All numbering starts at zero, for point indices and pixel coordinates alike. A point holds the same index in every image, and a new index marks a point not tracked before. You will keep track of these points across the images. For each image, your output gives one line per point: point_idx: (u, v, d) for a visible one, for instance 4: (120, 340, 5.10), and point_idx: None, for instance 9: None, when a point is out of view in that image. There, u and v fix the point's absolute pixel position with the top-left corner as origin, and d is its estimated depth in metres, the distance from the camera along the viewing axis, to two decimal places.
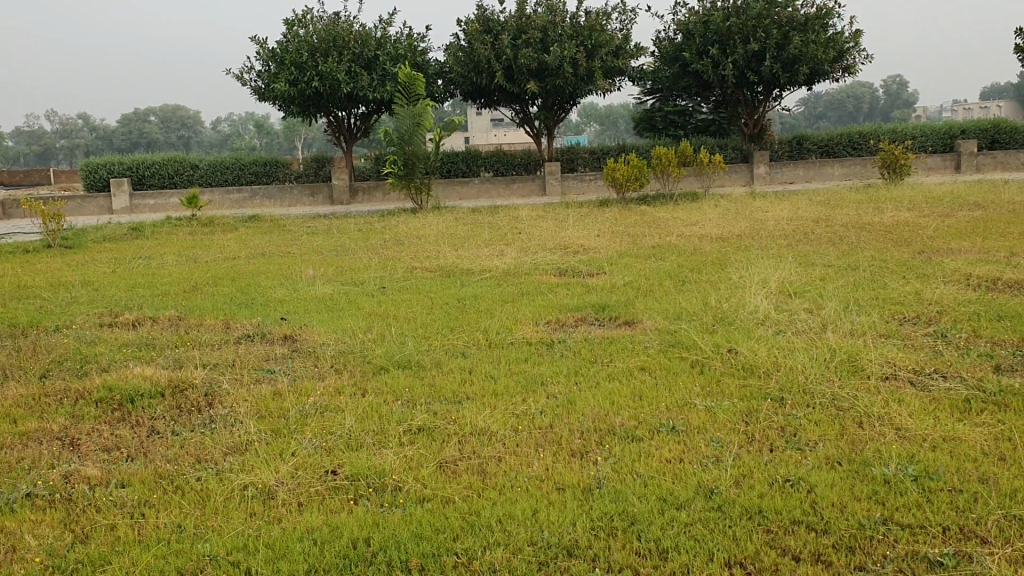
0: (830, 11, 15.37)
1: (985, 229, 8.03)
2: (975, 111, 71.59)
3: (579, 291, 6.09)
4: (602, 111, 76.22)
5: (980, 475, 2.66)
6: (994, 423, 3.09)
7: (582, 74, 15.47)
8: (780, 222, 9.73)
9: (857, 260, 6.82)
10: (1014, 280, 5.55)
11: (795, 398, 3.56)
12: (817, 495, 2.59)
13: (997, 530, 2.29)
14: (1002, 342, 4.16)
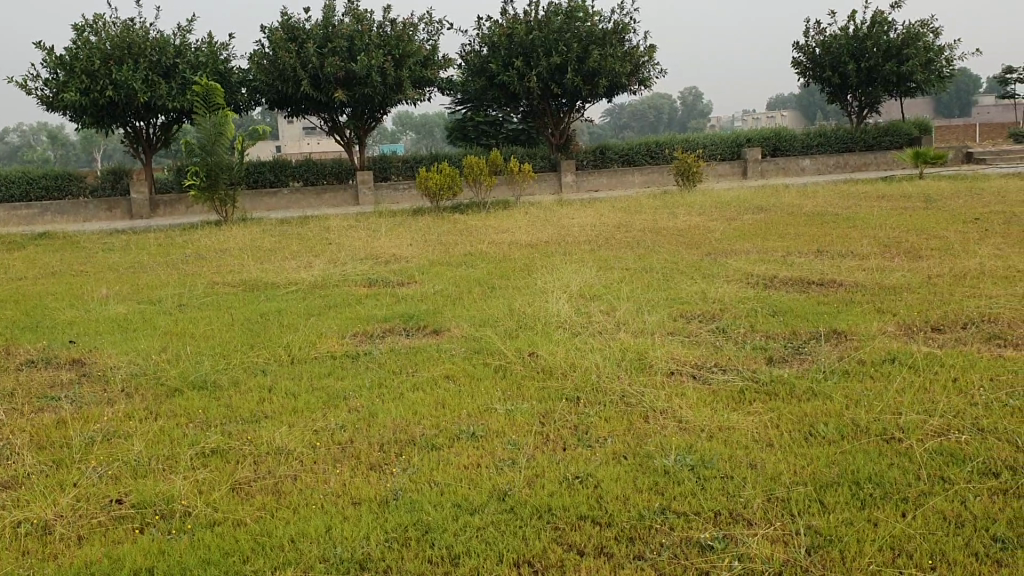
0: (626, 26, 16.08)
1: (765, 232, 8.61)
2: (763, 121, 76.94)
3: (388, 302, 6.08)
4: (417, 121, 76.55)
5: (750, 461, 2.86)
6: (764, 411, 3.33)
7: (391, 84, 15.45)
8: (583, 228, 10.08)
9: (653, 262, 7.17)
10: (789, 277, 6.00)
11: (589, 396, 3.71)
12: (603, 490, 2.71)
13: (761, 512, 2.48)
14: (775, 335, 4.49)
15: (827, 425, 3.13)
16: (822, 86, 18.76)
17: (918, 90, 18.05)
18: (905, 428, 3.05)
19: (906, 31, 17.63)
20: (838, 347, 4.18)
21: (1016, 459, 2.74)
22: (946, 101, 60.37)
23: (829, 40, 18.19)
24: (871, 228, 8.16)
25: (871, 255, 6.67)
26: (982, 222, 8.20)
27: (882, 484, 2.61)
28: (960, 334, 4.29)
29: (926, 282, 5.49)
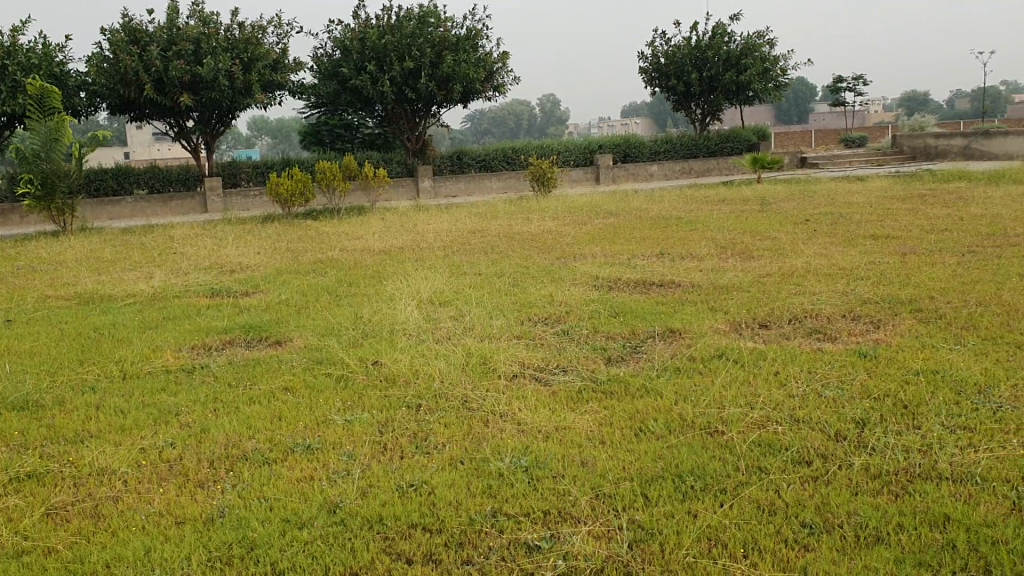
0: (478, 33, 16.21)
1: (612, 236, 8.82)
2: (617, 128, 79.09)
3: (231, 313, 5.89)
4: (275, 127, 74.89)
5: (581, 459, 2.92)
6: (599, 410, 3.40)
7: (239, 88, 15.03)
8: (437, 234, 10.06)
9: (503, 267, 7.22)
10: (632, 279, 6.16)
11: (429, 403, 3.70)
12: (436, 496, 2.70)
13: (590, 510, 2.53)
14: (615, 335, 4.61)
15: (657, 421, 3.22)
16: (669, 94, 19.39)
17: (756, 98, 18.97)
18: (729, 420, 3.18)
19: (744, 42, 18.49)
20: (672, 345, 4.32)
21: (827, 447, 2.90)
22: (786, 108, 63.64)
23: (673, 49, 18.86)
24: (710, 231, 8.47)
25: (710, 256, 6.95)
26: (811, 224, 8.64)
27: (703, 476, 2.71)
28: (785, 329, 4.51)
29: (757, 282, 5.74)
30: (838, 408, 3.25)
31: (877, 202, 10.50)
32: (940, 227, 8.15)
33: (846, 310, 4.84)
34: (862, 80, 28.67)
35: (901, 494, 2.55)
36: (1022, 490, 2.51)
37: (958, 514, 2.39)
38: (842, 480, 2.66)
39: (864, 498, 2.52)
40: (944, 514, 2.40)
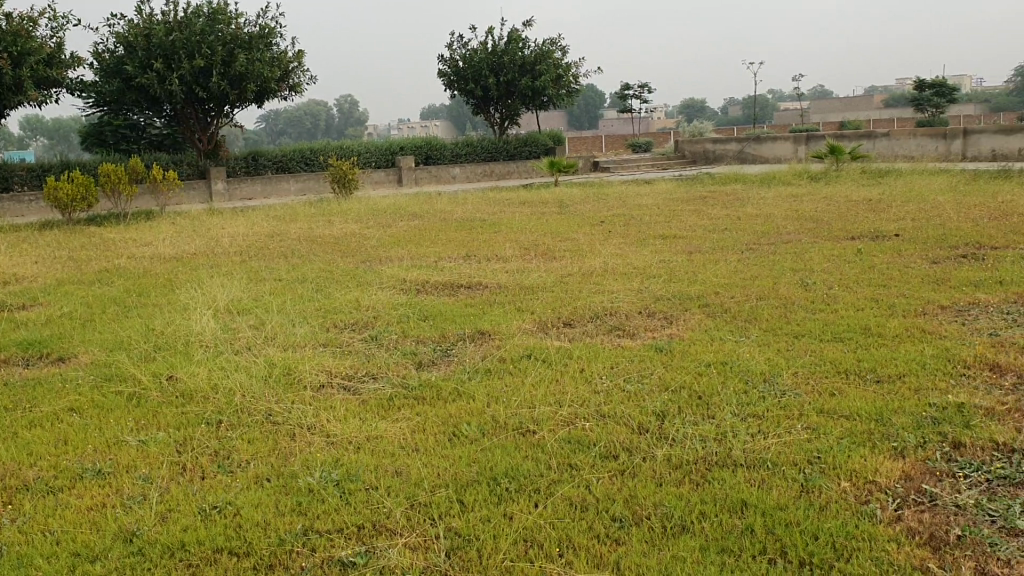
0: (272, 31, 15.72)
1: (415, 238, 8.78)
2: (417, 130, 79.23)
3: (5, 328, 5.39)
4: (50, 125, 69.80)
5: (394, 469, 2.87)
6: (410, 417, 3.36)
7: (9, 84, 13.85)
8: (233, 238, 9.67)
9: (304, 272, 7.02)
10: (439, 282, 6.16)
11: (231, 419, 3.53)
12: (243, 516, 2.57)
13: (404, 520, 2.49)
14: (424, 339, 4.58)
15: (469, 424, 3.23)
16: (466, 98, 19.58)
17: (550, 104, 19.65)
18: (538, 419, 3.23)
19: (538, 48, 19.03)
20: (481, 347, 4.34)
21: (632, 440, 2.99)
22: (578, 112, 65.97)
23: (471, 53, 19.07)
24: (512, 233, 8.61)
25: (513, 257, 7.06)
26: (606, 225, 8.97)
27: (516, 478, 2.73)
28: (587, 327, 4.65)
29: (559, 282, 5.88)
30: (640, 401, 3.38)
31: (664, 204, 11.03)
32: (723, 227, 8.66)
33: (643, 307, 5.04)
34: (648, 88, 30.18)
35: (701, 482, 2.67)
36: (808, 473, 2.69)
37: (754, 499, 2.52)
38: (647, 472, 2.75)
39: (668, 488, 2.62)
40: (742, 500, 2.53)
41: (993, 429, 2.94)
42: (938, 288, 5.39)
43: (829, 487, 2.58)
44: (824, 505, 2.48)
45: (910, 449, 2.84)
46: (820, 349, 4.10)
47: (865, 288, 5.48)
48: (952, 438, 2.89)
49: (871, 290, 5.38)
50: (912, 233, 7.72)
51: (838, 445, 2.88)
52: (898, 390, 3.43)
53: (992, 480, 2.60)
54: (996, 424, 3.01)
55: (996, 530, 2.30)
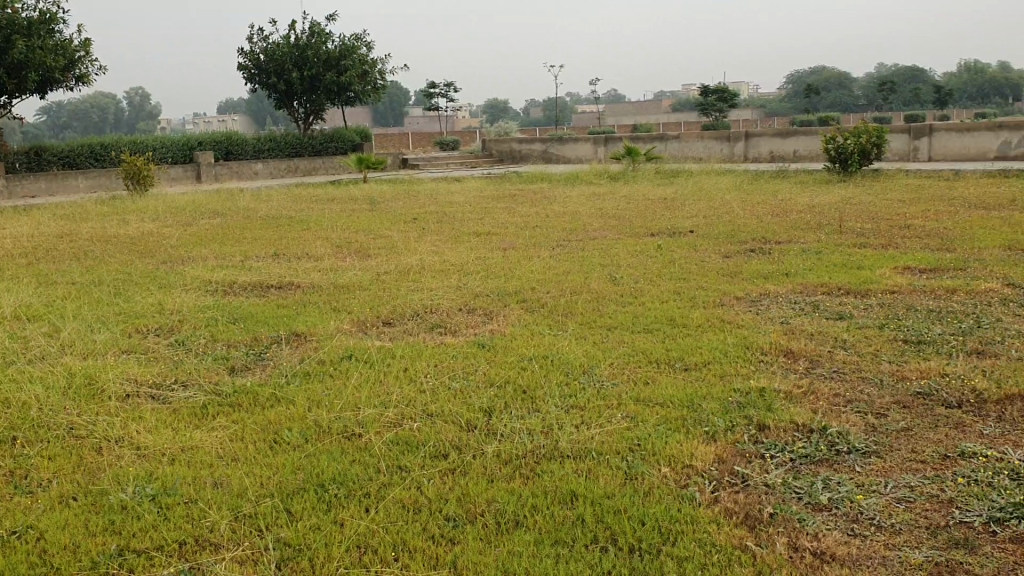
0: (53, 16, 14.64)
1: (219, 237, 8.43)
2: (214, 125, 76.15)
3: None
4: None
5: (214, 481, 2.74)
6: (229, 425, 3.22)
7: None
8: (16, 239, 8.89)
9: (99, 275, 6.56)
10: (248, 282, 5.94)
11: (27, 435, 3.24)
12: (49, 541, 2.38)
13: (230, 534, 2.38)
14: (238, 343, 4.40)
15: (292, 429, 3.13)
16: (268, 92, 18.93)
17: (356, 100, 19.52)
18: (364, 422, 3.17)
19: (342, 43, 18.83)
20: (297, 349, 4.22)
21: (460, 438, 3.00)
22: (383, 109, 65.54)
23: (272, 47, 18.49)
24: (321, 231, 8.42)
25: (325, 256, 6.91)
26: (418, 222, 8.95)
27: (346, 483, 2.68)
28: (406, 326, 4.62)
29: (375, 280, 5.81)
30: (465, 398, 3.39)
31: (474, 201, 11.14)
32: (532, 224, 8.84)
33: (461, 304, 5.07)
34: (452, 86, 30.36)
35: (530, 476, 2.71)
36: (631, 460, 2.78)
37: (582, 490, 2.58)
38: (477, 469, 2.76)
39: (499, 484, 2.64)
40: (570, 491, 2.58)
41: (792, 410, 3.15)
42: (732, 280, 5.74)
43: (651, 474, 2.68)
44: (648, 491, 2.57)
45: (721, 432, 2.99)
46: (631, 340, 4.27)
47: (667, 281, 5.75)
48: (757, 420, 3.07)
49: (673, 283, 5.65)
50: (706, 229, 8.18)
51: (656, 432, 3.00)
52: (706, 376, 3.62)
53: (795, 459, 2.78)
54: (795, 405, 3.23)
55: (803, 506, 2.45)
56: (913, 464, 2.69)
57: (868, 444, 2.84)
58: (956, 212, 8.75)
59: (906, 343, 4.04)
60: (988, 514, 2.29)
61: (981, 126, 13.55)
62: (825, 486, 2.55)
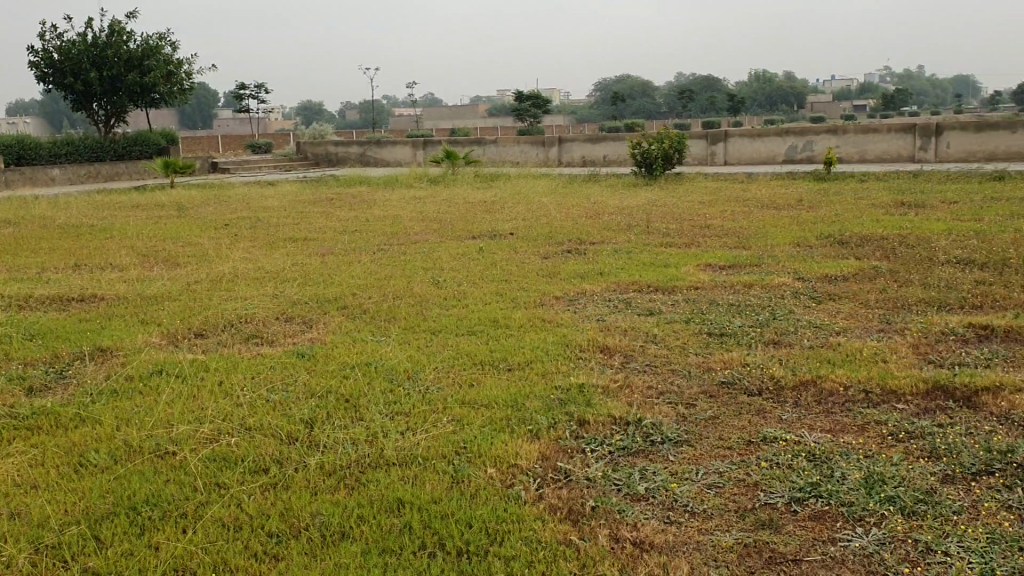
0: None
1: (10, 248, 7.82)
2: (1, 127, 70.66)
3: None
4: None
5: (11, 511, 2.53)
6: (27, 449, 2.99)
7: None
8: None
9: None
10: (45, 296, 5.54)
11: None
12: None
13: (30, 567, 2.21)
14: (35, 361, 4.10)
15: (99, 451, 2.95)
16: (63, 93, 17.73)
17: (162, 102, 18.66)
18: (178, 440, 3.03)
19: (144, 43, 17.95)
20: (103, 365, 3.98)
21: (281, 451, 2.92)
22: (191, 111, 62.91)
23: (67, 45, 17.36)
24: (125, 239, 7.98)
25: (131, 265, 6.56)
26: (231, 228, 8.64)
27: (160, 504, 2.55)
28: (221, 337, 4.45)
29: (187, 290, 5.56)
30: (285, 410, 3.30)
31: (290, 206, 10.88)
32: (351, 229, 8.73)
33: (279, 313, 4.93)
34: (264, 89, 29.53)
35: (355, 486, 2.67)
36: (457, 464, 2.79)
37: (409, 496, 2.56)
38: (299, 483, 2.70)
39: (323, 496, 2.59)
40: (397, 498, 2.55)
41: (610, 405, 3.25)
42: (550, 280, 5.87)
43: (476, 475, 2.69)
44: (474, 492, 2.58)
45: (543, 430, 3.05)
46: (454, 343, 4.28)
47: (488, 283, 5.82)
48: (577, 416, 3.16)
49: (493, 285, 5.73)
50: (524, 232, 8.35)
51: (480, 434, 3.02)
52: (528, 375, 3.68)
53: (614, 451, 2.87)
54: (612, 399, 3.33)
55: (622, 497, 2.53)
56: (722, 451, 2.84)
57: (680, 433, 2.97)
58: (753, 212, 9.33)
59: (711, 335, 4.27)
60: (790, 494, 2.45)
61: (771, 132, 14.45)
62: (642, 476, 2.65)
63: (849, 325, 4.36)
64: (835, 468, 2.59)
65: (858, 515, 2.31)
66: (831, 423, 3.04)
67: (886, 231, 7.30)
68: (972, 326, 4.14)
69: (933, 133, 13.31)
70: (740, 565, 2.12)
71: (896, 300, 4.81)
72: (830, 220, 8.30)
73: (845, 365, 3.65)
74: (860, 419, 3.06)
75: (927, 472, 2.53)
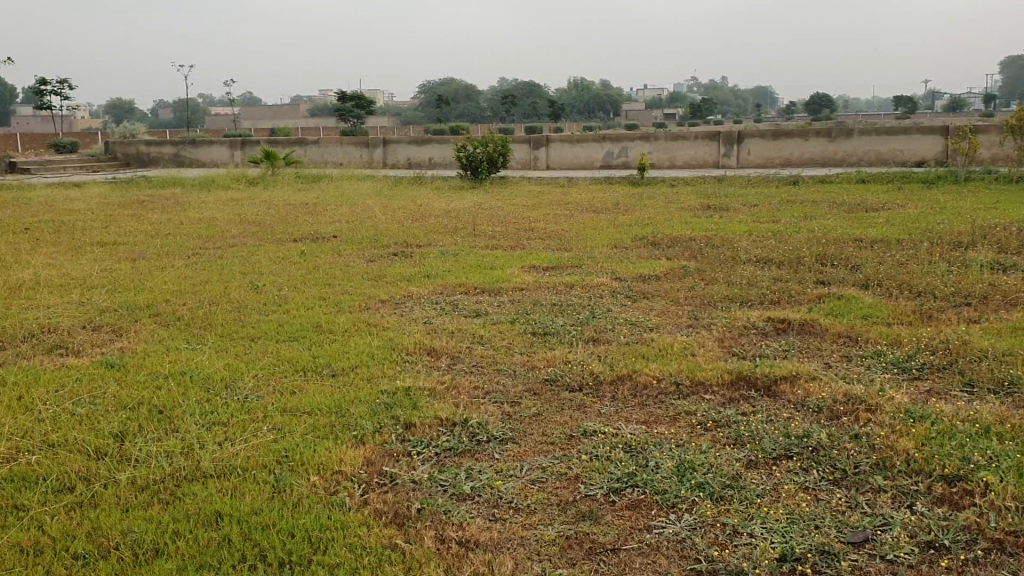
0: None
1: None
2: None
3: None
4: None
5: None
6: None
7: None
8: None
9: None
10: None
11: None
12: None
13: None
14: None
15: None
16: None
17: None
18: None
19: None
20: None
21: (89, 468, 2.76)
22: None
23: None
24: None
25: None
26: (31, 233, 8.08)
27: None
28: (20, 349, 4.14)
29: None
30: (93, 424, 3.11)
31: (97, 208, 10.26)
32: (165, 232, 8.33)
33: (85, 321, 4.65)
34: (66, 84, 27.72)
35: (170, 501, 2.55)
36: (280, 472, 2.71)
37: (227, 508, 2.47)
38: (109, 500, 2.55)
39: (135, 513, 2.46)
40: (214, 511, 2.46)
41: (436, 406, 3.26)
42: (375, 284, 5.82)
43: (299, 484, 2.63)
44: (297, 502, 2.52)
45: (368, 435, 3.02)
46: (276, 349, 4.17)
47: (311, 287, 5.70)
48: (403, 419, 3.14)
49: (317, 290, 5.62)
50: (348, 234, 8.23)
51: (303, 442, 2.96)
52: (353, 381, 3.63)
53: (439, 453, 2.87)
54: (438, 401, 3.34)
55: (448, 498, 2.54)
56: (545, 447, 2.90)
57: (505, 432, 3.02)
58: (574, 214, 9.59)
59: (535, 335, 4.35)
60: (608, 486, 2.53)
61: (588, 138, 14.90)
62: (468, 476, 2.67)
63: (662, 322, 4.56)
64: (650, 458, 2.71)
65: (672, 503, 2.41)
66: (646, 415, 3.17)
67: (696, 233, 7.68)
68: (771, 319, 4.43)
69: (736, 141, 14.11)
70: (562, 558, 2.18)
71: (705, 297, 5.08)
72: (646, 223, 8.64)
73: (659, 360, 3.82)
74: (673, 410, 3.20)
75: (732, 458, 2.68)
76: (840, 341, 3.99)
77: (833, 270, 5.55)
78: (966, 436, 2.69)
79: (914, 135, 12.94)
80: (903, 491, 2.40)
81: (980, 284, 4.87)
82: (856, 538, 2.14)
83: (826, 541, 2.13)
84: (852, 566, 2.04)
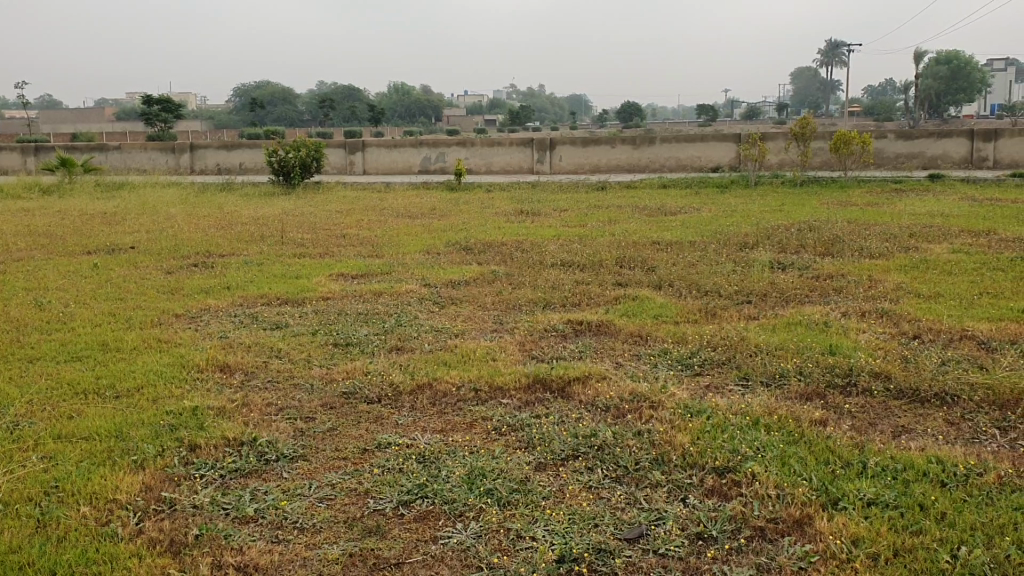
0: None
1: None
2: None
3: None
4: None
5: None
6: None
7: None
8: None
9: None
10: None
11: None
12: None
13: None
14: None
15: None
16: None
17: None
18: None
19: None
20: None
21: None
22: None
23: None
24: None
25: None
26: None
27: None
28: None
29: None
30: None
31: None
32: None
33: None
34: None
35: None
36: (46, 505, 2.53)
37: None
38: None
39: None
40: None
41: (224, 426, 3.13)
42: (172, 297, 5.56)
43: (67, 516, 2.45)
44: (62, 536, 2.35)
45: (149, 459, 2.86)
46: (55, 372, 3.90)
47: (100, 303, 5.38)
48: (188, 441, 3.00)
49: (107, 305, 5.32)
50: (147, 245, 7.84)
51: (76, 470, 2.77)
52: (137, 402, 3.44)
53: (224, 475, 2.77)
54: (227, 421, 3.21)
55: (229, 522, 2.45)
56: (336, 462, 2.85)
57: (296, 449, 2.94)
58: (386, 220, 9.52)
59: (336, 346, 4.28)
60: (397, 499, 2.51)
61: (405, 143, 14.85)
62: (252, 498, 2.58)
63: (466, 327, 4.59)
64: (442, 468, 2.71)
65: (459, 511, 2.42)
66: (443, 423, 3.17)
67: (506, 238, 7.78)
68: (569, 321, 4.54)
69: (548, 147, 14.44)
70: None
71: (510, 302, 5.15)
72: (458, 228, 8.68)
73: (459, 366, 3.83)
74: (469, 417, 3.22)
75: (522, 462, 2.72)
76: (632, 341, 4.15)
77: (631, 272, 5.76)
78: (737, 428, 2.85)
79: (711, 142, 13.66)
80: (678, 485, 2.51)
81: (760, 283, 5.19)
82: (631, 534, 2.22)
83: (604, 540, 2.19)
84: (626, 562, 2.11)
